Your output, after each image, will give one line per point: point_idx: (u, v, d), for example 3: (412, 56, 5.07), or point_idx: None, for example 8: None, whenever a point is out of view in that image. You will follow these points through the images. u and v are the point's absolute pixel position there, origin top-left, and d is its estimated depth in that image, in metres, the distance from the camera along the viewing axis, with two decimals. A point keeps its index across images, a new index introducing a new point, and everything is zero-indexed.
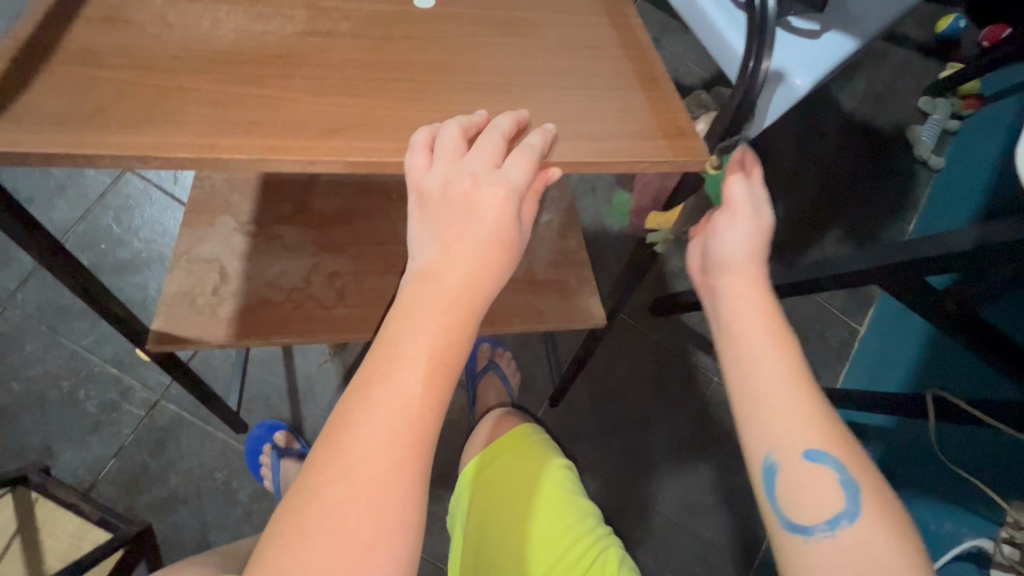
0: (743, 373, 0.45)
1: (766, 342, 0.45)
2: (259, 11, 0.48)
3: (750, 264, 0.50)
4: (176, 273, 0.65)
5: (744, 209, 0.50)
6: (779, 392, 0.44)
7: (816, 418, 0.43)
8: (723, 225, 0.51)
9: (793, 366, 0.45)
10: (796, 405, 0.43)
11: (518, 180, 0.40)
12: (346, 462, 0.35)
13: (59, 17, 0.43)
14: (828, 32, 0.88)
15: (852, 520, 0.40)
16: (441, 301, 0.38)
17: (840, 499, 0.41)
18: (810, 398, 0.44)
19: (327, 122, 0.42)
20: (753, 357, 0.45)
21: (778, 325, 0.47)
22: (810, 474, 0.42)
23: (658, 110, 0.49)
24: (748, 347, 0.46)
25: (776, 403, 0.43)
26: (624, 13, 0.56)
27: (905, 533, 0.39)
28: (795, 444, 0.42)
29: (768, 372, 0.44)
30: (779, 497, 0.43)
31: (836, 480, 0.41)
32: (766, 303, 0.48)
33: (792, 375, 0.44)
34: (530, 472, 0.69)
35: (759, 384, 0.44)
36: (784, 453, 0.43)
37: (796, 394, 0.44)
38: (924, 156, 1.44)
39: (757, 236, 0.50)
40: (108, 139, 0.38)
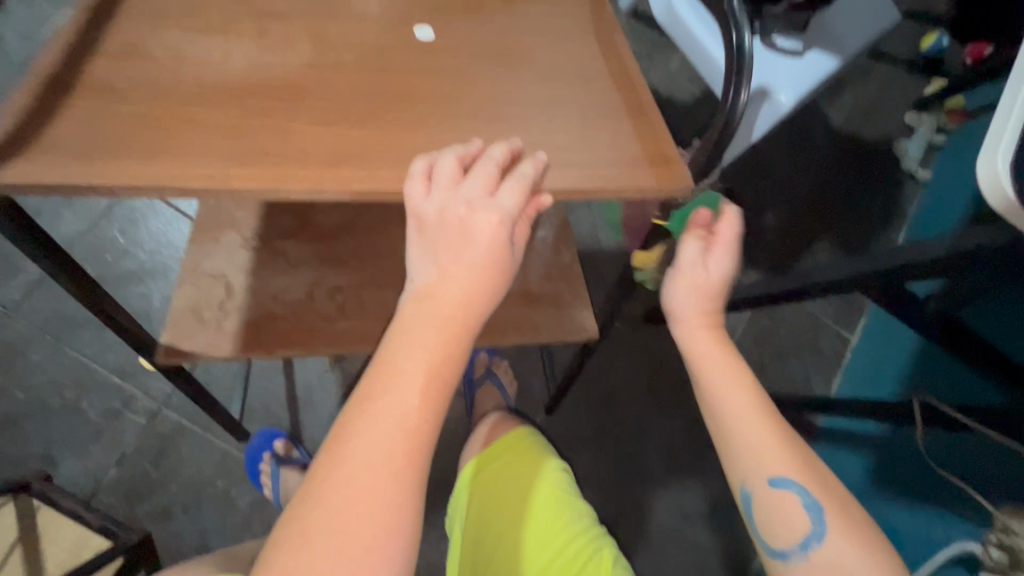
0: (709, 412, 0.49)
1: (727, 382, 0.49)
2: (267, 43, 0.51)
3: (701, 313, 0.53)
4: (184, 288, 0.68)
5: (692, 264, 0.53)
6: (741, 427, 0.47)
7: (779, 446, 0.46)
8: (672, 277, 0.54)
9: (753, 400, 0.47)
10: (758, 437, 0.46)
11: (511, 206, 0.43)
12: (349, 471, 0.37)
13: (81, 53, 0.46)
14: (811, 51, 0.91)
15: (820, 541, 0.43)
16: (439, 320, 0.41)
17: (807, 522, 0.43)
18: (772, 428, 0.46)
19: (332, 151, 0.45)
20: (715, 398, 0.48)
21: (736, 365, 0.50)
22: (781, 500, 0.44)
23: (645, 138, 0.52)
24: (712, 387, 0.49)
25: (739, 437, 0.46)
26: (613, 43, 0.59)
27: (874, 548, 0.42)
28: (761, 474, 0.45)
29: (729, 410, 0.47)
30: (756, 520, 0.46)
31: (801, 503, 0.44)
32: (721, 345, 0.51)
33: (753, 409, 0.47)
34: (527, 473, 0.72)
35: (724, 422, 0.47)
36: (752, 483, 0.45)
37: (758, 427, 0.46)
38: (911, 169, 1.48)
39: (703, 289, 0.52)
40: (127, 170, 0.41)
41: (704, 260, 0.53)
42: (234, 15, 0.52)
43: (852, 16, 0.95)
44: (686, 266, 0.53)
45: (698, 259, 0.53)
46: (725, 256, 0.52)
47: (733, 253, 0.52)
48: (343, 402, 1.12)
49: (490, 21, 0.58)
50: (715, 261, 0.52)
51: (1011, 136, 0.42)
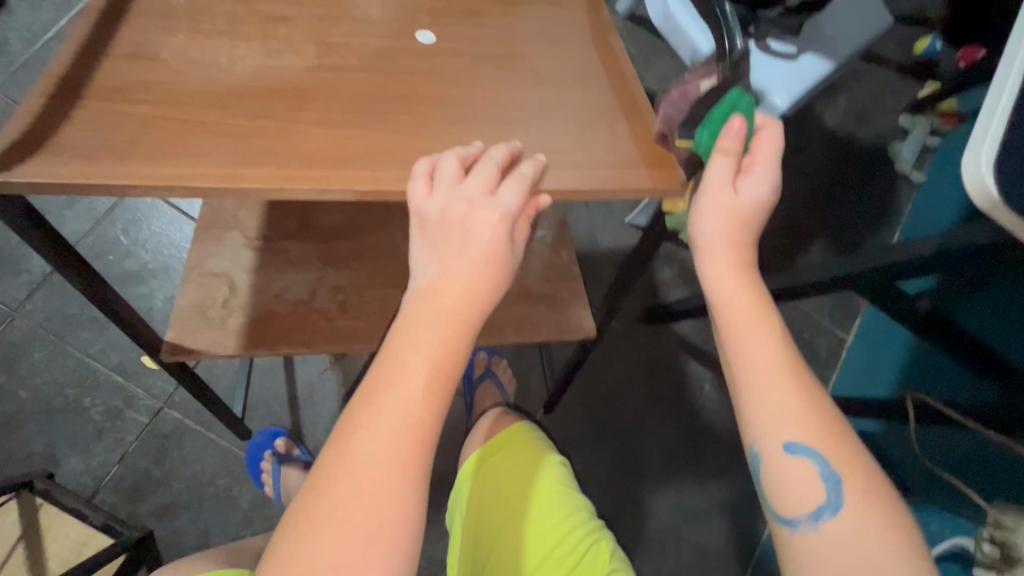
0: (732, 366, 0.46)
1: (753, 334, 0.46)
2: (273, 46, 0.52)
3: (731, 247, 0.48)
4: (188, 286, 0.69)
5: (727, 186, 0.47)
6: (764, 385, 0.44)
7: (800, 411, 0.44)
8: (701, 200, 0.48)
9: (779, 358, 0.45)
10: (781, 399, 0.44)
11: (510, 206, 0.44)
12: (353, 462, 0.39)
13: (90, 56, 0.47)
14: (804, 54, 0.93)
15: (835, 513, 0.41)
16: (440, 317, 0.42)
17: (821, 493, 0.42)
18: (796, 390, 0.44)
19: (337, 153, 0.46)
20: (738, 350, 0.46)
21: (767, 317, 0.47)
22: (793, 468, 0.43)
23: (641, 140, 0.54)
24: (735, 337, 0.46)
25: (761, 397, 0.44)
26: (611, 46, 0.60)
27: (890, 526, 0.40)
28: (777, 437, 0.43)
29: (753, 365, 0.45)
30: (767, 486, 0.44)
31: (816, 472, 0.42)
32: (751, 290, 0.47)
33: (777, 367, 0.45)
34: (525, 467, 0.73)
35: (746, 378, 0.45)
36: (766, 445, 0.44)
37: (781, 388, 0.44)
38: (905, 171, 1.49)
39: (735, 216, 0.47)
40: (137, 170, 0.42)
41: (740, 182, 0.47)
42: (240, 19, 0.53)
43: (845, 19, 0.97)
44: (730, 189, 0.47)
45: (734, 180, 0.47)
46: (766, 176, 0.47)
47: (775, 175, 0.47)
48: (343, 401, 1.13)
49: (490, 25, 0.60)
50: (762, 178, 0.47)
51: (995, 132, 0.44)
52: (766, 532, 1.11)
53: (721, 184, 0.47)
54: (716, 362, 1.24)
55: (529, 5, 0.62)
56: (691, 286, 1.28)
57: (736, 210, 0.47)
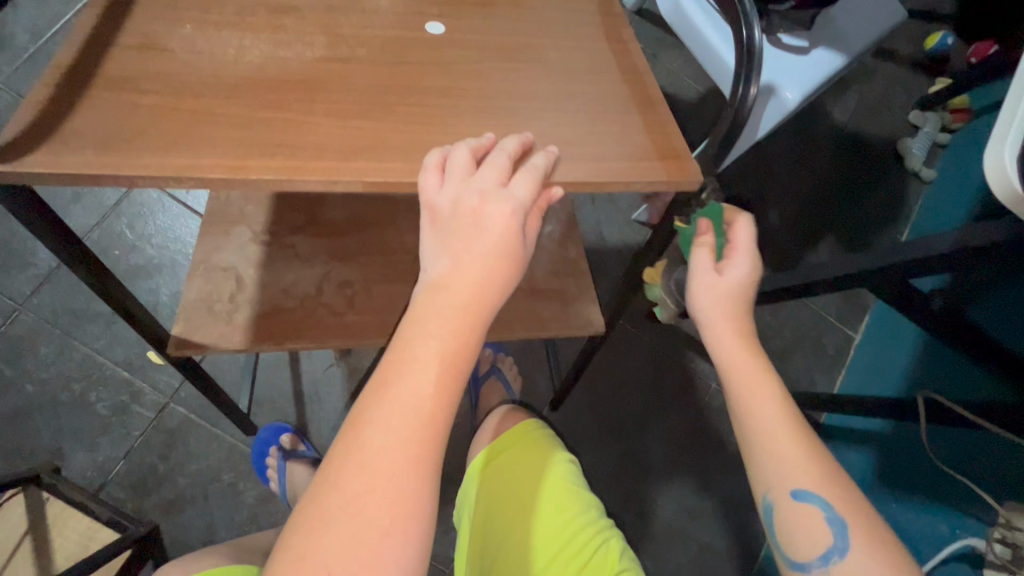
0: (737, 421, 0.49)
1: (757, 391, 0.49)
2: (280, 37, 0.51)
3: (728, 321, 0.53)
4: (195, 280, 0.69)
5: (711, 271, 0.54)
6: (767, 438, 0.47)
7: (804, 459, 0.46)
8: (693, 286, 0.55)
9: (781, 411, 0.48)
10: (784, 448, 0.46)
11: (523, 197, 0.43)
12: (364, 457, 0.38)
13: (97, 47, 0.47)
14: (816, 48, 0.92)
15: (842, 556, 0.43)
16: (451, 309, 0.41)
17: (829, 537, 0.43)
18: (798, 442, 0.47)
19: (346, 144, 0.46)
20: (743, 407, 0.49)
21: (768, 374, 0.50)
22: (802, 513, 0.45)
23: (654, 132, 0.53)
24: (740, 393, 0.50)
25: (765, 447, 0.47)
26: (622, 39, 0.60)
27: (898, 567, 0.41)
28: (784, 486, 0.46)
29: (757, 420, 0.48)
30: (777, 531, 0.46)
31: (823, 517, 0.44)
32: (751, 352, 0.51)
33: (779, 418, 0.47)
34: (534, 465, 0.72)
35: (752, 431, 0.48)
36: (776, 493, 0.46)
37: (785, 438, 0.47)
38: (915, 168, 1.48)
39: (726, 295, 0.53)
40: (146, 161, 0.41)
41: (724, 267, 0.54)
42: (247, 9, 0.53)
43: (857, 13, 0.96)
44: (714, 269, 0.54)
45: (718, 267, 0.54)
46: (745, 264, 0.54)
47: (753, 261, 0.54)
48: (349, 397, 1.13)
49: (499, 16, 0.59)
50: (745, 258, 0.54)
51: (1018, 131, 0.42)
52: None
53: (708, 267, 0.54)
54: None
55: None
56: None
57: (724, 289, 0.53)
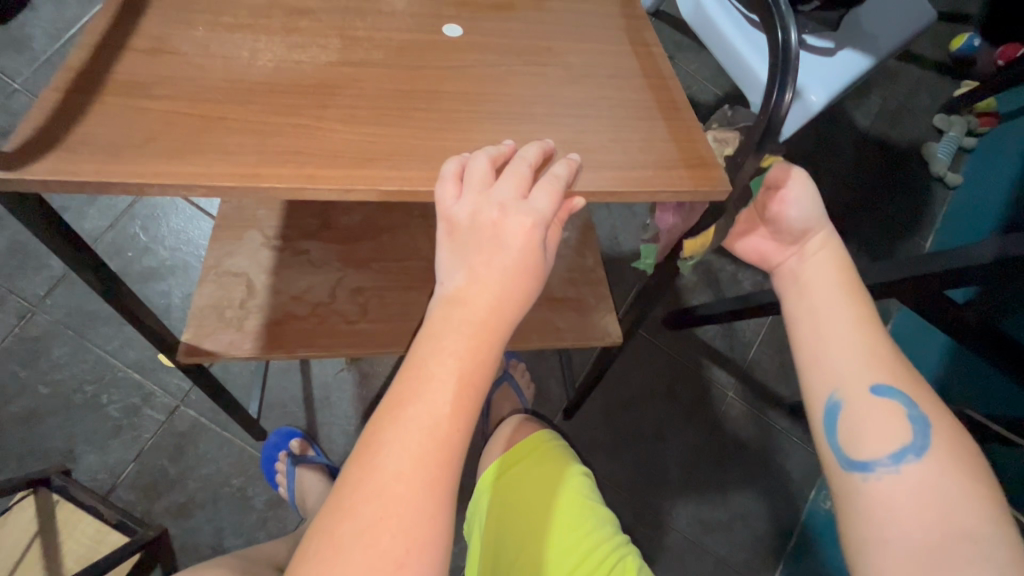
0: (806, 325, 0.51)
1: (835, 295, 0.51)
2: (294, 40, 0.50)
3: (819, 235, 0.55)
4: (206, 286, 0.68)
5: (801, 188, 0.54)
6: (849, 340, 0.49)
7: (883, 363, 0.48)
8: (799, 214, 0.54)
9: (858, 314, 0.50)
10: (863, 349, 0.49)
11: (544, 210, 0.41)
12: (379, 480, 0.36)
13: (110, 50, 0.46)
14: (843, 50, 0.89)
15: (919, 453, 0.44)
16: (469, 327, 0.39)
17: (908, 436, 0.45)
18: (875, 346, 0.49)
19: (362, 151, 0.44)
20: (817, 310, 0.51)
21: (851, 284, 0.52)
22: (879, 410, 0.46)
23: (680, 139, 0.51)
24: (816, 298, 0.52)
25: (843, 347, 0.49)
26: (646, 42, 0.58)
27: (974, 473, 0.43)
28: (862, 383, 0.47)
29: (833, 323, 0.50)
30: (844, 429, 0.47)
31: (903, 415, 0.46)
32: (839, 261, 0.53)
33: (857, 322, 0.49)
34: (548, 478, 0.70)
35: (826, 333, 0.50)
36: (850, 390, 0.47)
37: (860, 341, 0.49)
38: (940, 173, 1.44)
39: (819, 205, 0.55)
40: (155, 168, 0.40)
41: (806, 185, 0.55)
42: (262, 12, 0.51)
43: (885, 15, 0.93)
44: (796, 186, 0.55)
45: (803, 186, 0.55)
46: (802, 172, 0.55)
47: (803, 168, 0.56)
48: (359, 402, 1.12)
49: (519, 18, 0.57)
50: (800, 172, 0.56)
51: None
52: (792, 543, 1.08)
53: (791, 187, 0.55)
54: (740, 369, 1.20)
55: None
56: (715, 290, 1.24)
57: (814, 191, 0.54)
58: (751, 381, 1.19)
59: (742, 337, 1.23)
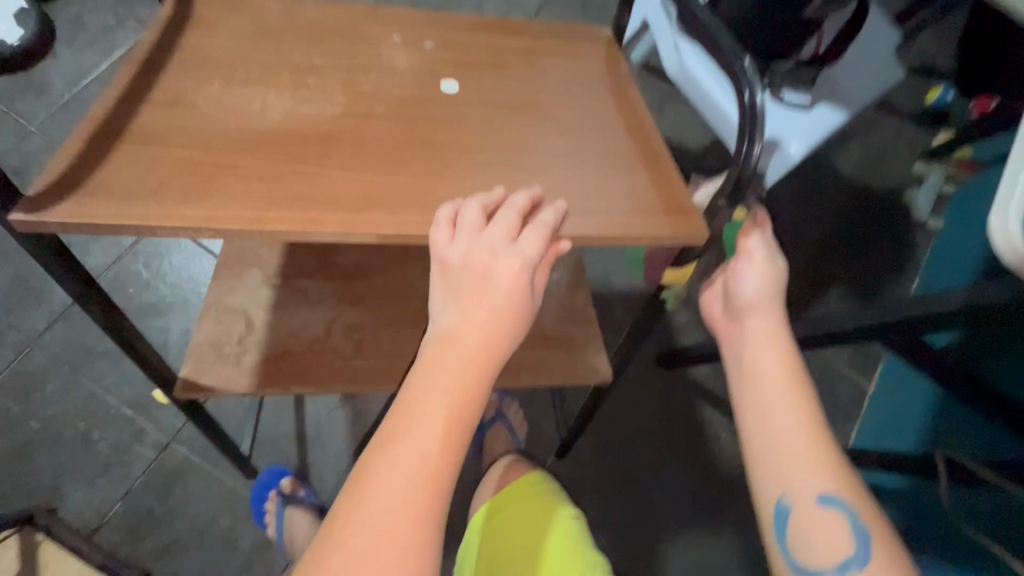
0: (756, 423, 0.50)
1: (780, 389, 0.50)
2: (302, 94, 0.54)
3: (768, 314, 0.54)
4: (206, 321, 0.70)
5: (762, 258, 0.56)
6: (794, 439, 0.48)
7: (827, 465, 0.47)
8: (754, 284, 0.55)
9: (803, 412, 0.49)
10: (808, 450, 0.48)
11: (532, 253, 0.44)
12: (367, 515, 0.38)
13: (130, 102, 0.49)
14: (819, 104, 0.95)
15: (861, 566, 0.44)
16: (459, 364, 0.41)
17: (850, 546, 0.45)
18: (820, 449, 0.48)
19: (362, 197, 0.47)
20: (764, 405, 0.50)
21: (794, 373, 0.51)
22: (824, 521, 0.45)
23: (660, 187, 0.54)
24: (764, 392, 0.50)
25: (789, 447, 0.48)
26: (629, 98, 0.62)
27: None
28: (809, 490, 0.46)
29: (782, 425, 0.48)
30: (789, 535, 0.47)
31: (846, 525, 0.45)
32: (781, 346, 0.53)
33: (804, 424, 0.48)
34: (538, 520, 0.70)
35: (776, 436, 0.48)
36: (798, 498, 0.46)
37: (805, 440, 0.48)
38: (921, 219, 1.51)
39: (773, 280, 0.55)
40: (166, 212, 0.43)
41: (773, 257, 0.56)
42: (273, 69, 0.55)
43: (855, 71, 0.99)
44: (753, 253, 0.56)
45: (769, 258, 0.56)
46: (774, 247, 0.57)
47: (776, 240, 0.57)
48: (351, 441, 1.12)
49: (512, 75, 0.62)
50: (771, 247, 0.56)
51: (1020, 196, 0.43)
52: None
53: (746, 253, 0.56)
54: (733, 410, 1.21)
55: (549, 58, 0.65)
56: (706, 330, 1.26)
57: (777, 269, 0.55)
58: None
59: None
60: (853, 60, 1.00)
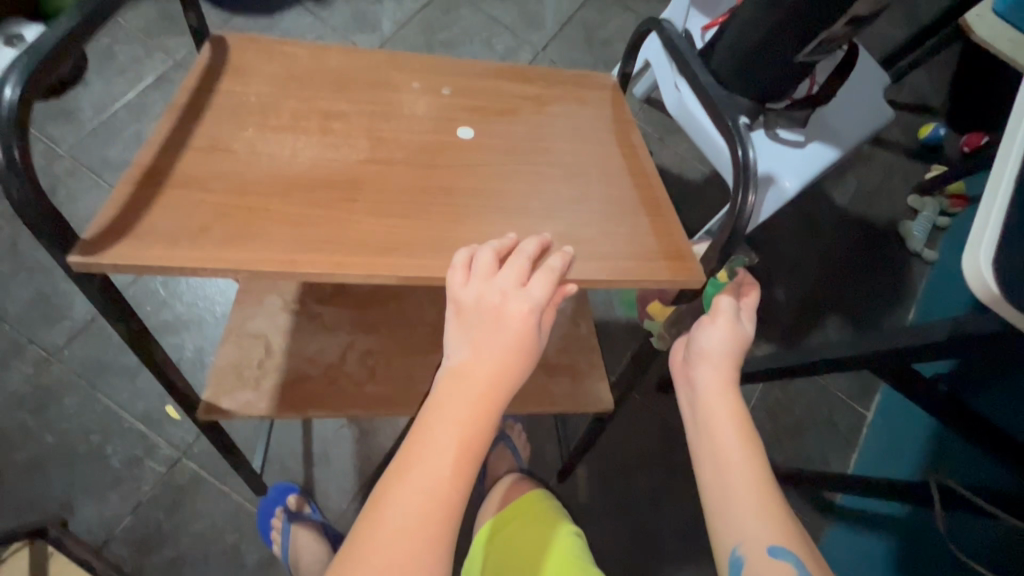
0: (711, 475, 0.51)
1: (731, 439, 0.52)
2: (329, 140, 0.58)
3: (725, 367, 0.57)
4: (227, 346, 0.73)
5: (729, 317, 0.58)
6: (742, 486, 0.49)
7: (775, 516, 0.48)
8: (715, 339, 0.57)
9: (752, 462, 0.51)
10: (757, 499, 0.49)
11: (539, 297, 0.47)
12: (384, 537, 0.41)
13: (172, 148, 0.54)
14: (812, 142, 0.99)
15: None
16: (470, 399, 0.45)
17: None
18: (769, 498, 0.49)
19: (385, 240, 0.51)
20: (717, 455, 0.52)
21: (744, 425, 0.53)
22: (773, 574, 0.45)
23: (661, 232, 0.58)
24: (717, 442, 0.52)
25: (741, 494, 0.49)
26: (633, 146, 0.67)
27: None
28: (759, 540, 0.47)
29: (734, 477, 0.50)
30: None
31: None
32: (735, 398, 0.55)
33: (754, 475, 0.50)
34: (541, 535, 0.73)
35: (728, 489, 0.50)
36: (749, 548, 0.47)
37: (754, 489, 0.49)
38: (917, 249, 1.54)
39: (735, 340, 0.57)
40: (208, 254, 0.47)
41: (738, 316, 0.59)
42: (302, 115, 0.60)
43: (847, 111, 1.03)
44: (718, 313, 0.58)
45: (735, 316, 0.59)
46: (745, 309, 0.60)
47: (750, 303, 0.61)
48: (357, 460, 1.14)
49: (523, 122, 0.66)
50: (738, 309, 0.59)
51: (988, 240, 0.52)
52: None
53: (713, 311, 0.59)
54: None
55: (557, 105, 0.69)
56: None
57: (737, 328, 0.58)
58: None
59: None
60: (845, 100, 1.04)
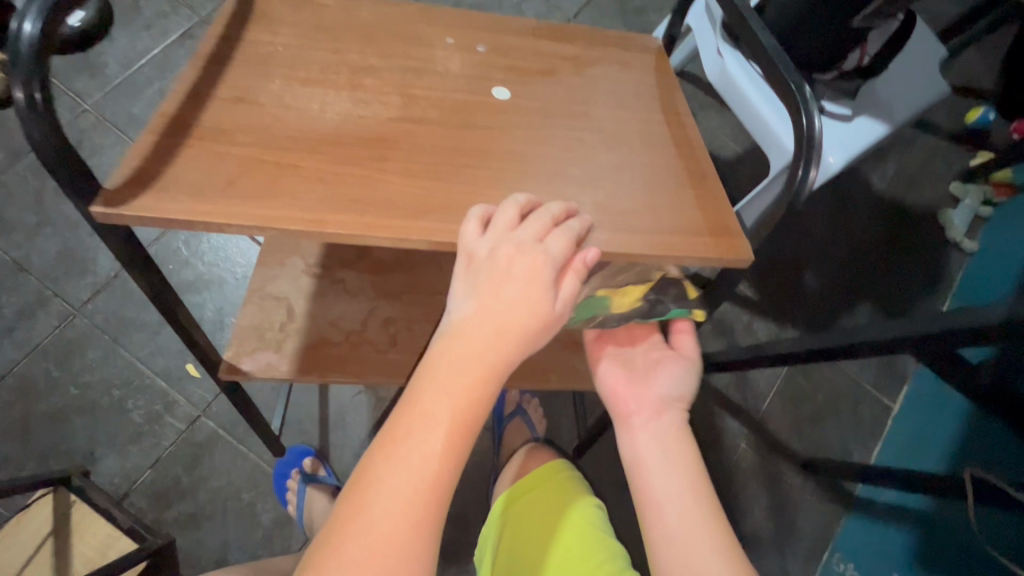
0: (655, 519, 0.51)
1: (658, 428, 0.57)
2: (359, 95, 0.55)
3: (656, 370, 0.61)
4: (248, 307, 0.72)
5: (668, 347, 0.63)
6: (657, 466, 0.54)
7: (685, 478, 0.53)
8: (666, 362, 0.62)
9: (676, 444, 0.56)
10: (670, 473, 0.53)
11: (556, 253, 0.44)
12: (365, 521, 0.37)
13: (197, 97, 0.51)
14: (859, 116, 0.92)
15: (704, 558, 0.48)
16: (470, 361, 0.40)
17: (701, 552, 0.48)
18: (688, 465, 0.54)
19: (417, 202, 0.49)
20: (643, 443, 0.56)
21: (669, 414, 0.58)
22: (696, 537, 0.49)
23: (707, 209, 0.56)
24: (642, 434, 0.57)
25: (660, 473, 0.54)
26: (678, 114, 0.64)
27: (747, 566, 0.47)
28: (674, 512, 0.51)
29: (669, 486, 0.52)
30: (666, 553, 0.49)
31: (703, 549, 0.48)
32: (665, 397, 0.59)
33: (676, 453, 0.55)
34: (570, 490, 0.75)
35: (684, 536, 0.49)
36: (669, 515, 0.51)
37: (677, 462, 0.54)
38: (957, 239, 1.47)
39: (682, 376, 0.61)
40: (233, 208, 0.45)
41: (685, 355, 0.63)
42: (331, 69, 0.57)
43: (901, 86, 0.96)
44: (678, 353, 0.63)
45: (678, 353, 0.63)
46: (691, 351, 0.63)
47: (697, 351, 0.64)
48: (373, 426, 1.14)
49: (562, 84, 0.62)
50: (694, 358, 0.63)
51: None
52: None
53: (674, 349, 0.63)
54: (749, 421, 1.23)
55: (599, 67, 0.66)
56: (729, 339, 1.30)
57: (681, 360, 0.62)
58: (759, 434, 1.23)
59: (755, 389, 1.26)
60: (899, 74, 0.98)
